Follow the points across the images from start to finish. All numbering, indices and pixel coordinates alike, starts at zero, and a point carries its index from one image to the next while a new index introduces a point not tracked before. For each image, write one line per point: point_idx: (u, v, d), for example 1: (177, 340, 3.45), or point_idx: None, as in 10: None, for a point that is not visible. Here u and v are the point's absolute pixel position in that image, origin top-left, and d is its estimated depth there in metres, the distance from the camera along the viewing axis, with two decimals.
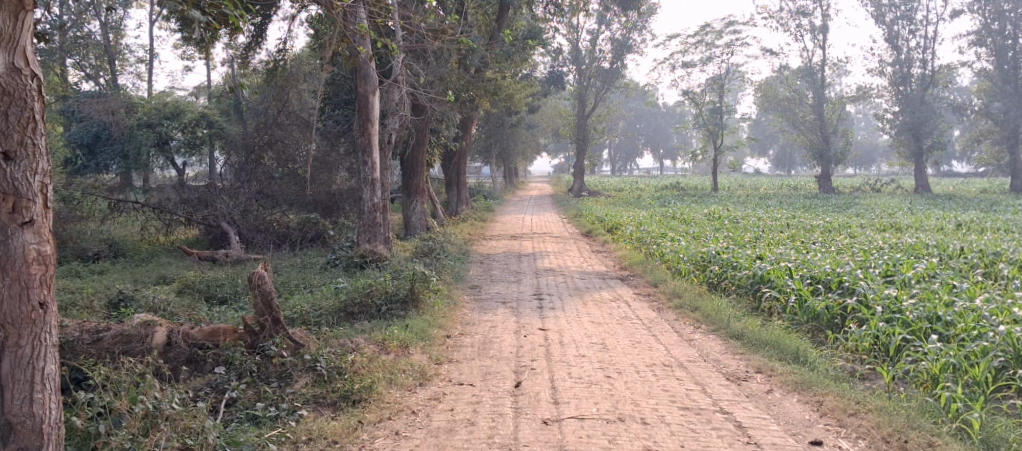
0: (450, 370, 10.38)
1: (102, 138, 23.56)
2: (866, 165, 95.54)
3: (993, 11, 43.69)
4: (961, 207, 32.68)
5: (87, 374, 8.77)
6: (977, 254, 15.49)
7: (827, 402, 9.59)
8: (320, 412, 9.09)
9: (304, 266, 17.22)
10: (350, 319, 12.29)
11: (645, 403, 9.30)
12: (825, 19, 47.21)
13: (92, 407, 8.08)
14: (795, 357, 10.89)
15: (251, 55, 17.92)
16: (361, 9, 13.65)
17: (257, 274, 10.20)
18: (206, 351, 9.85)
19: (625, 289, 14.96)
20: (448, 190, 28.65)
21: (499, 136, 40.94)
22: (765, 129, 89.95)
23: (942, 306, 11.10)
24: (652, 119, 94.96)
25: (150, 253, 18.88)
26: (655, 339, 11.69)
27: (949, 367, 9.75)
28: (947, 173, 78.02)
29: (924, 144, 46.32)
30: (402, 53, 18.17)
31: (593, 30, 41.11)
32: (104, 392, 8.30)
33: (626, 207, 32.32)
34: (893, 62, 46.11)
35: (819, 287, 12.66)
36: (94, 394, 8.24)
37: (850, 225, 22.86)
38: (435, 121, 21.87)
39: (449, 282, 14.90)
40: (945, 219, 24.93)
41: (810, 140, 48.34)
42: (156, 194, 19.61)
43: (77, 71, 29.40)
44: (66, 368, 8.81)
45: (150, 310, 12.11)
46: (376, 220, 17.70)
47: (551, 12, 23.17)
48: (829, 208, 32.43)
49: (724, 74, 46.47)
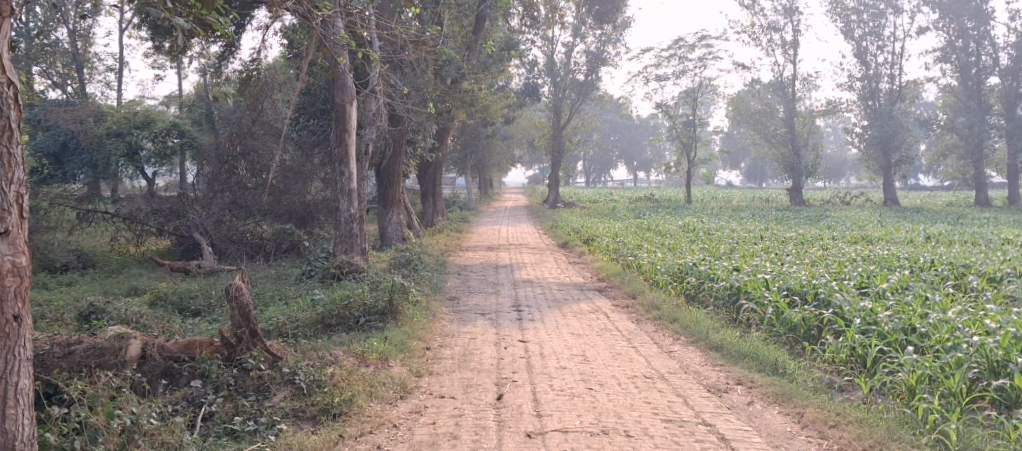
0: (430, 383, 10.28)
1: (70, 149, 22.10)
2: (835, 179, 96.88)
3: (956, 28, 43.99)
4: (928, 221, 33.14)
5: (60, 389, 8.64)
6: (946, 266, 15.64)
7: (807, 413, 9.64)
8: (300, 426, 8.98)
9: (279, 278, 17.05)
10: (327, 331, 12.16)
11: (628, 416, 9.27)
12: (796, 34, 47.68)
13: (69, 424, 7.97)
14: (773, 369, 10.91)
15: (225, 64, 17.80)
16: (339, 18, 13.62)
17: (234, 286, 10.06)
18: (182, 365, 9.68)
19: (603, 301, 14.94)
20: (423, 201, 28.61)
21: (473, 148, 40.92)
22: (736, 142, 90.96)
23: (917, 318, 11.17)
24: (626, 131, 95.51)
25: (120, 265, 18.57)
26: (635, 351, 11.67)
27: (926, 378, 9.80)
28: (914, 187, 79.17)
29: (892, 158, 46.92)
30: (380, 64, 18.14)
31: (568, 43, 41.20)
32: (79, 407, 8.24)
33: (601, 219, 32.45)
34: (861, 77, 46.70)
35: (796, 299, 12.68)
36: (68, 409, 8.17)
37: (821, 238, 23.13)
38: (411, 131, 21.79)
39: (428, 294, 14.79)
40: (913, 231, 25.30)
41: (781, 154, 48.82)
42: (125, 203, 19.32)
43: (44, 80, 28.95)
44: (38, 382, 8.67)
45: (122, 323, 11.88)
46: (352, 230, 17.55)
47: (527, 24, 23.19)
48: (801, 221, 32.81)
49: (698, 87, 46.73)
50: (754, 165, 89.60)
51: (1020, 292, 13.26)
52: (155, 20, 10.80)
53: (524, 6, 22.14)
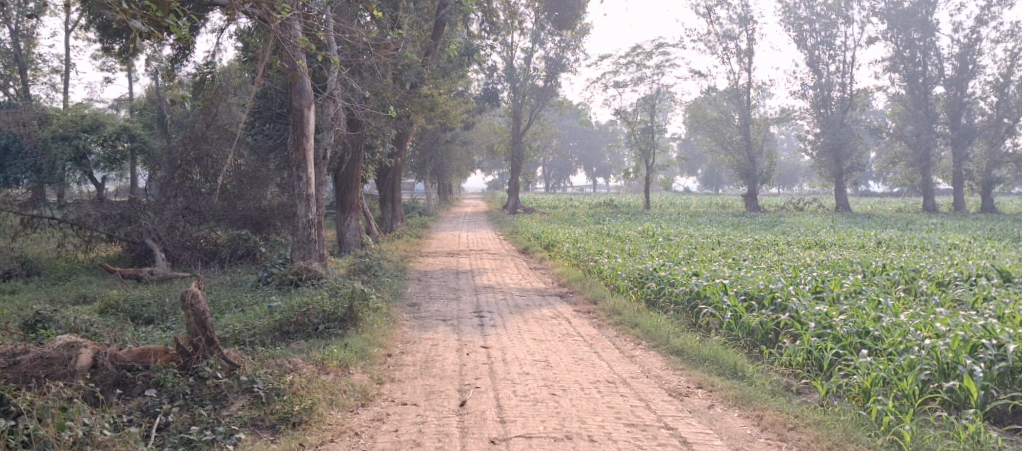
0: (392, 389, 10.14)
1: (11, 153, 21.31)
2: (788, 185, 98.60)
3: (904, 39, 44.77)
4: (880, 226, 33.82)
5: (5, 401, 8.49)
6: (897, 270, 15.86)
7: (766, 416, 9.69)
8: (258, 435, 8.81)
9: (235, 284, 16.79)
10: (285, 338, 11.98)
11: (591, 421, 9.24)
12: (750, 43, 48.25)
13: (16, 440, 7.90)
14: (733, 372, 10.97)
15: (178, 67, 17.48)
16: (297, 20, 13.47)
17: (190, 293, 9.82)
18: (135, 374, 9.44)
19: (565, 306, 14.92)
20: (382, 206, 28.42)
21: (432, 153, 40.80)
22: (692, 148, 92.10)
23: (871, 321, 11.28)
24: (585, 138, 96.03)
25: (68, 272, 18.13)
26: (597, 356, 11.65)
27: (880, 380, 9.93)
28: (864, 193, 80.65)
29: (843, 164, 47.70)
30: (338, 68, 17.98)
31: (527, 48, 41.25)
32: (27, 418, 8.22)
33: (560, 224, 32.55)
34: (814, 86, 47.39)
35: (753, 303, 12.72)
36: (15, 422, 8.16)
37: (776, 242, 23.50)
38: (370, 136, 21.61)
39: (388, 300, 14.63)
40: (865, 236, 25.81)
41: (736, 161, 49.37)
42: (72, 209, 18.83)
43: None
44: None
45: (71, 331, 11.57)
46: (310, 236, 17.33)
47: (487, 29, 23.18)
48: (756, 226, 33.28)
49: (655, 95, 47.02)
50: (710, 172, 90.76)
51: (969, 296, 13.44)
52: (107, 20, 10.60)
53: (482, 12, 22.14)
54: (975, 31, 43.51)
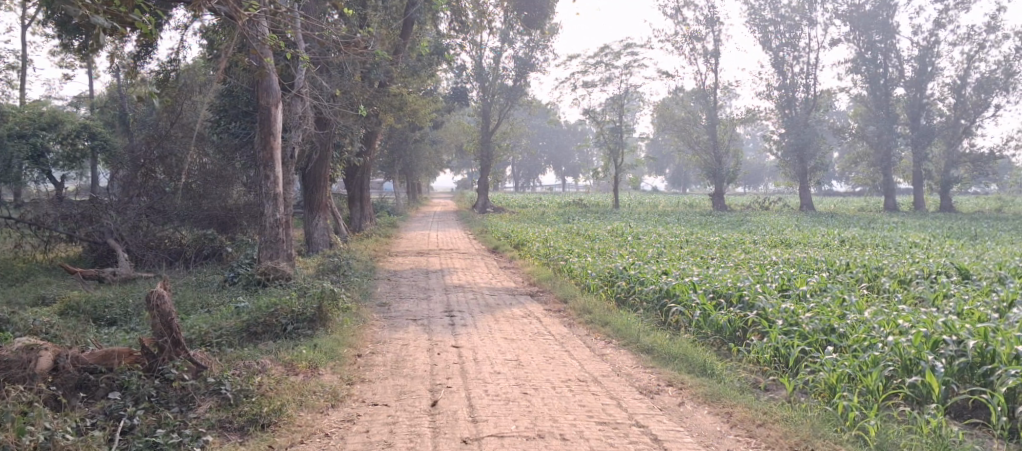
0: (363, 390, 10.04)
1: None
2: (755, 185, 99.56)
3: (866, 41, 45.31)
4: (843, 224, 34.22)
5: None
6: (861, 268, 16.02)
7: (736, 413, 9.74)
8: (227, 437, 8.69)
9: (200, 284, 16.60)
10: (253, 339, 11.85)
11: (563, 419, 9.23)
12: (717, 44, 48.56)
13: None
14: (702, 369, 11.00)
15: (141, 65, 17.25)
16: (263, 17, 13.33)
17: (156, 293, 9.68)
18: (99, 376, 9.29)
19: (535, 305, 14.91)
20: (351, 206, 28.21)
21: (401, 152, 40.69)
22: (661, 149, 92.69)
23: (836, 318, 11.35)
24: (554, 137, 96.20)
25: (27, 273, 17.81)
26: (568, 355, 11.64)
27: (846, 377, 10.01)
28: (828, 193, 81.56)
29: (807, 164, 48.14)
30: (306, 67, 17.84)
31: (496, 48, 41.18)
32: None
33: (530, 223, 32.51)
34: (779, 87, 47.78)
35: (721, 301, 12.76)
36: None
37: (743, 241, 23.69)
38: (338, 135, 21.44)
39: (357, 299, 14.51)
40: (829, 235, 26.07)
41: (703, 161, 49.67)
42: (31, 208, 18.49)
43: None
44: None
45: (30, 333, 11.35)
46: (277, 236, 17.15)
47: (455, 28, 23.08)
48: (723, 225, 33.47)
49: (624, 94, 47.18)
50: (678, 171, 91.41)
51: (930, 293, 13.57)
52: (70, 15, 10.45)
53: (452, 10, 22.08)
54: (934, 34, 44.15)
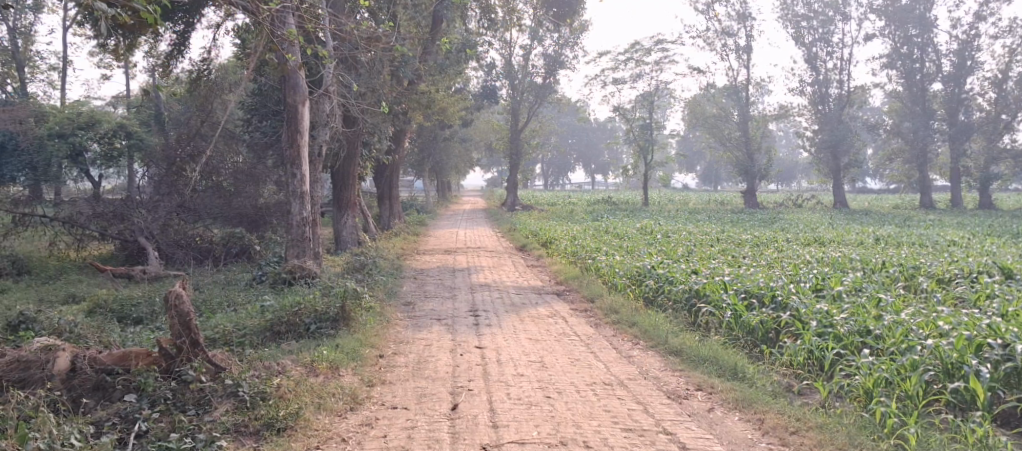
0: (383, 393, 9.83)
1: None
2: (787, 182, 98.47)
3: (901, 35, 44.41)
4: (877, 223, 33.51)
5: None
6: (897, 267, 15.54)
7: (768, 419, 9.41)
8: (241, 443, 8.55)
9: (228, 283, 16.53)
10: (276, 339, 11.73)
11: (586, 425, 8.97)
12: (749, 39, 47.87)
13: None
14: (732, 373, 10.68)
15: (173, 64, 17.24)
16: (289, 14, 13.17)
17: (174, 293, 9.57)
18: (115, 378, 9.21)
19: (562, 305, 14.63)
20: (379, 204, 28.10)
21: (431, 150, 40.60)
22: (692, 146, 91.98)
23: (872, 320, 10.96)
24: (583, 134, 95.75)
25: (59, 272, 17.86)
26: (594, 356, 11.37)
27: (883, 381, 9.64)
28: (861, 191, 80.61)
29: (841, 161, 47.31)
30: (333, 65, 17.73)
31: (525, 45, 40.92)
32: None
33: (559, 221, 32.22)
34: (812, 83, 47.06)
35: (753, 302, 12.39)
36: None
37: (775, 239, 23.22)
38: (366, 133, 21.27)
39: (382, 299, 14.31)
40: (865, 233, 25.50)
41: (735, 158, 48.96)
42: (65, 207, 18.55)
43: None
44: None
45: (54, 333, 11.26)
46: (304, 234, 17.03)
47: (484, 26, 22.82)
48: (756, 223, 32.92)
49: (654, 91, 46.69)
50: (710, 168, 90.70)
51: (971, 293, 13.06)
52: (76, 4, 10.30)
53: (480, 8, 21.83)
54: (974, 28, 43.21)
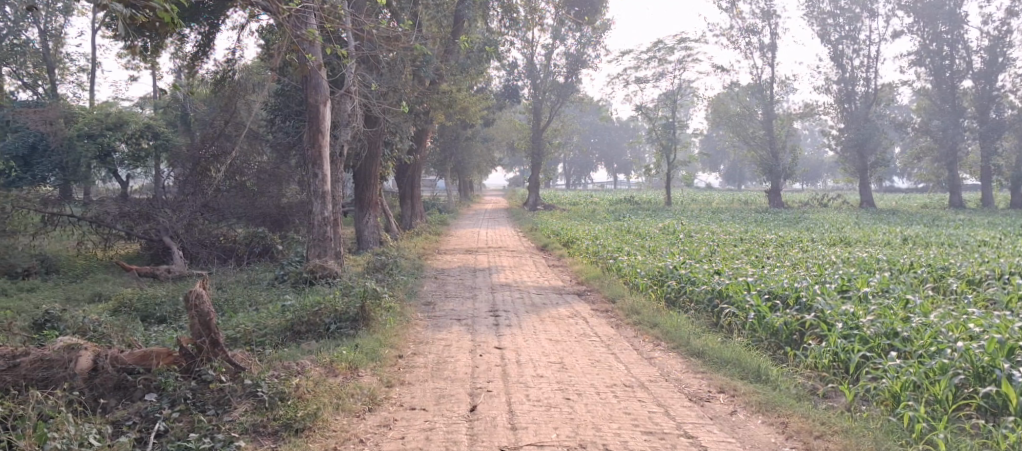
0: (401, 393, 9.81)
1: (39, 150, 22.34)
2: (813, 181, 97.61)
3: (930, 32, 43.88)
4: (905, 222, 33.10)
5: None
6: (926, 268, 15.29)
7: (792, 423, 9.29)
8: (259, 443, 8.56)
9: (250, 283, 16.59)
10: (297, 339, 11.76)
11: (606, 428, 8.90)
12: (773, 37, 47.48)
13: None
14: (756, 375, 10.55)
15: (198, 65, 17.33)
16: (310, 14, 13.17)
17: (194, 293, 9.59)
18: (136, 377, 9.25)
19: (583, 305, 14.54)
20: (401, 203, 28.12)
21: (453, 150, 40.64)
22: (716, 145, 91.48)
23: (900, 322, 10.78)
24: (606, 133, 95.51)
25: (86, 271, 18.03)
26: (614, 358, 11.29)
27: (911, 385, 9.48)
28: (888, 190, 79.69)
29: (868, 160, 46.80)
30: (355, 64, 17.74)
31: (548, 44, 40.83)
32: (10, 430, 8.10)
33: (580, 221, 32.10)
34: (837, 81, 46.60)
35: (777, 303, 12.24)
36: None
37: (800, 239, 22.97)
38: (387, 133, 21.28)
39: (402, 299, 14.30)
40: (892, 233, 25.15)
41: (759, 156, 48.57)
42: (92, 207, 18.73)
43: (14, 81, 29.43)
44: None
45: (78, 332, 11.31)
46: (325, 234, 17.05)
47: (506, 25, 22.74)
48: (781, 223, 32.56)
49: (677, 90, 46.45)
50: (734, 167, 90.07)
51: (1002, 295, 12.82)
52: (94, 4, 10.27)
53: (503, 7, 21.76)
54: (1005, 24, 42.54)
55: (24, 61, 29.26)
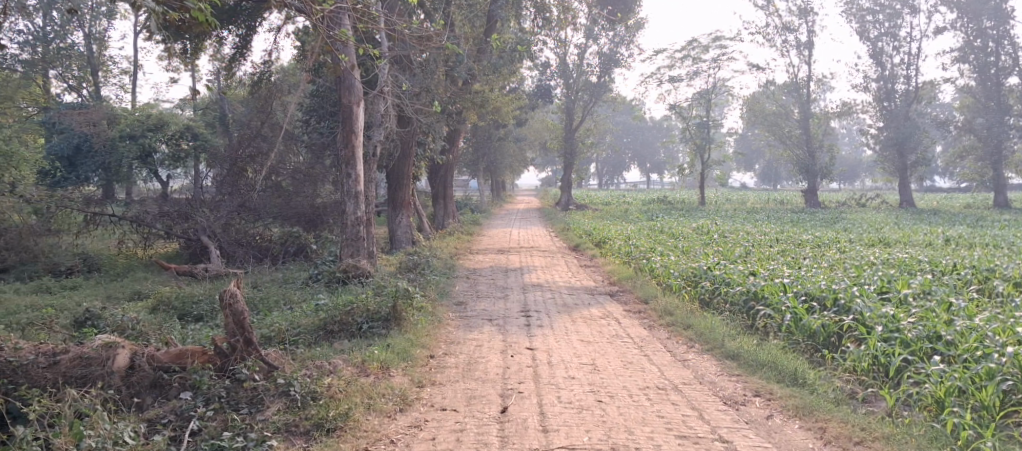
0: (432, 394, 9.81)
1: (84, 151, 22.89)
2: (851, 180, 96.31)
3: (975, 28, 43.17)
4: (946, 223, 32.50)
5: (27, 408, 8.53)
6: (969, 270, 14.98)
7: (830, 429, 9.16)
8: (292, 443, 8.60)
9: (285, 282, 16.72)
10: (329, 338, 11.82)
11: (640, 431, 8.83)
12: (810, 35, 46.92)
13: (33, 447, 7.98)
14: (792, 379, 10.41)
15: (236, 67, 17.49)
16: (344, 15, 13.21)
17: (228, 292, 9.66)
18: (172, 376, 9.35)
19: (615, 306, 14.45)
20: (434, 203, 28.18)
21: (485, 149, 40.68)
22: (751, 144, 90.61)
23: (942, 325, 10.59)
24: (639, 132, 95.05)
25: (126, 269, 18.30)
26: (647, 360, 11.20)
27: (955, 390, 9.31)
28: (929, 189, 78.35)
29: (908, 159, 46.07)
30: (388, 65, 17.80)
31: (580, 44, 40.70)
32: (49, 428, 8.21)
33: (613, 221, 31.94)
34: (877, 78, 45.94)
35: (815, 305, 12.07)
36: (33, 430, 8.15)
37: (838, 240, 22.64)
38: (420, 133, 21.32)
39: (434, 298, 14.32)
40: (933, 234, 24.70)
41: (795, 156, 48.01)
42: (133, 207, 19.01)
43: (61, 83, 30.21)
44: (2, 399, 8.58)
45: (117, 330, 11.44)
46: (358, 234, 17.13)
47: (539, 25, 22.68)
48: (818, 223, 32.11)
49: (711, 89, 46.04)
50: (769, 166, 89.19)
51: None
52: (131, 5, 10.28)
53: (536, 7, 21.70)
54: None
55: (70, 64, 29.96)
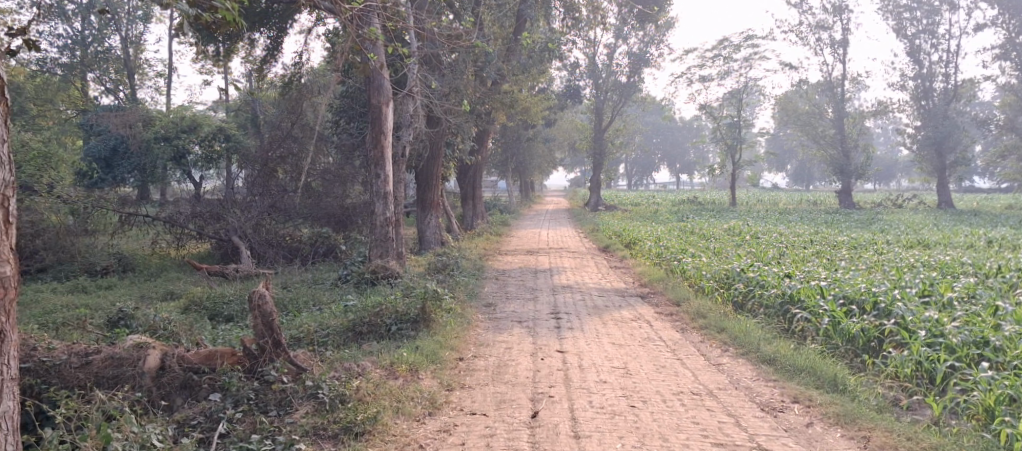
0: (462, 398, 9.65)
1: (119, 152, 22.98)
2: (886, 181, 94.88)
3: (1018, 24, 42.34)
4: (986, 224, 31.80)
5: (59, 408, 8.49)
6: (1014, 272, 14.53)
7: (874, 438, 8.86)
8: (320, 446, 8.46)
9: (315, 282, 16.65)
10: (358, 339, 11.67)
11: (674, 438, 8.60)
12: (845, 33, 46.26)
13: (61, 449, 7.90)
14: (832, 384, 10.12)
15: (267, 69, 17.47)
16: (374, 14, 13.09)
17: (257, 293, 9.55)
18: (201, 377, 9.27)
19: (646, 308, 14.20)
20: (462, 203, 28.02)
21: (514, 150, 40.51)
22: (783, 144, 89.62)
23: (990, 331, 10.24)
24: (669, 132, 94.36)
25: (160, 269, 18.35)
26: (681, 364, 10.95)
27: (1006, 399, 8.97)
28: (968, 190, 76.99)
29: (947, 159, 45.23)
30: (417, 65, 17.67)
31: (610, 44, 40.41)
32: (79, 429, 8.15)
33: (644, 221, 31.62)
34: (914, 76, 45.18)
35: (854, 308, 11.73)
36: (62, 432, 8.09)
37: (876, 242, 22.19)
38: (449, 133, 21.18)
39: (463, 300, 14.17)
40: (973, 235, 24.13)
41: (829, 155, 47.33)
42: (166, 208, 19.04)
43: (97, 85, 30.46)
44: (35, 400, 8.56)
45: (149, 330, 11.39)
46: (387, 234, 17.02)
47: (569, 24, 22.45)
48: (853, 224, 31.58)
49: (743, 88, 45.48)
50: (802, 166, 88.15)
51: None
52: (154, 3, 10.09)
53: (566, 6, 21.48)
54: None
55: (106, 66, 30.25)
